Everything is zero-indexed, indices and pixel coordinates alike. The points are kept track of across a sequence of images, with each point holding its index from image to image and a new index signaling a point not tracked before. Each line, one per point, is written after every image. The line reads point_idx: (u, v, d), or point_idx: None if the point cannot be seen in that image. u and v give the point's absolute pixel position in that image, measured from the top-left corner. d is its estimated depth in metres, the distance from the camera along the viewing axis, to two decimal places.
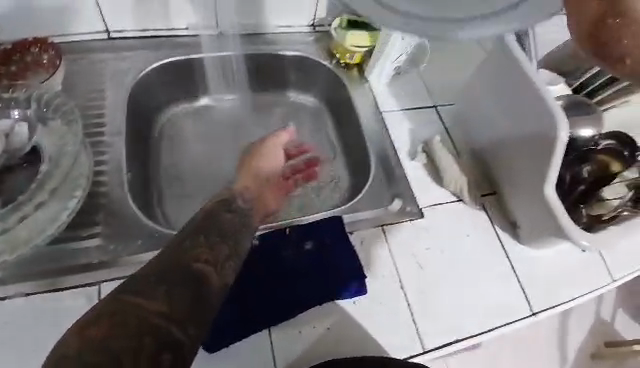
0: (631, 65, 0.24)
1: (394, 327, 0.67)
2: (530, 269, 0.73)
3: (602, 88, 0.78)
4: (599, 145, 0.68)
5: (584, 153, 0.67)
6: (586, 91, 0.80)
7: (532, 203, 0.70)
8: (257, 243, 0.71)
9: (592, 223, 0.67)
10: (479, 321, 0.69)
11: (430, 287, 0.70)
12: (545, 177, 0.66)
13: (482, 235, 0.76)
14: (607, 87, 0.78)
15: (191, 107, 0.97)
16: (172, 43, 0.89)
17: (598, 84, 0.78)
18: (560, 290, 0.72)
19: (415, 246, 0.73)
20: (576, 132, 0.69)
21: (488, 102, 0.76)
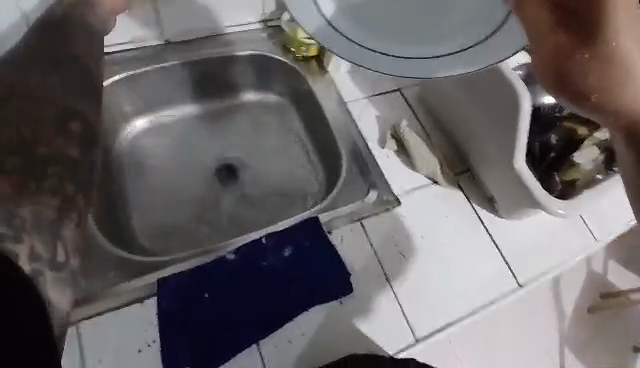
0: (596, 99, 0.31)
1: (388, 320, 0.67)
2: (510, 242, 0.76)
3: None
4: (564, 111, 0.72)
5: (550, 122, 0.72)
6: None
7: (504, 175, 0.73)
8: (233, 258, 0.68)
9: (565, 190, 0.70)
10: (467, 300, 0.71)
11: (420, 274, 0.71)
12: (514, 149, 0.69)
13: (459, 214, 0.77)
14: None
15: (151, 123, 0.92)
16: (117, 58, 0.84)
17: None
18: (541, 258, 0.75)
19: (398, 235, 0.74)
20: (540, 101, 0.72)
21: (452, 82, 0.77)
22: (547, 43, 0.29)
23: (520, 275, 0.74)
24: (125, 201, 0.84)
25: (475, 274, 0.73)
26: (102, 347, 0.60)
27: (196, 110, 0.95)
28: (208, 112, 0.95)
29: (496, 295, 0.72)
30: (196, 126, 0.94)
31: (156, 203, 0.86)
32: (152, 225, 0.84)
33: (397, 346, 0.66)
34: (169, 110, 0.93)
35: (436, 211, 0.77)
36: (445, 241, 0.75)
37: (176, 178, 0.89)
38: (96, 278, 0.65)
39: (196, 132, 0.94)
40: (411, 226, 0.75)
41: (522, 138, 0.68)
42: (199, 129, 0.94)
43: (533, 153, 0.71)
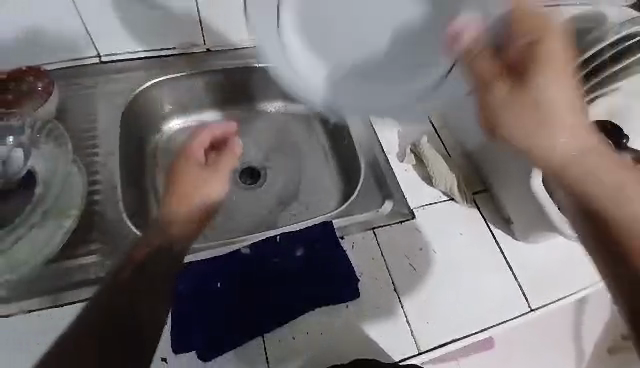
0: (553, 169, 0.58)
1: (393, 330, 0.68)
2: (525, 265, 0.75)
3: None
4: None
5: None
6: None
7: (523, 197, 0.72)
8: (247, 252, 0.71)
9: None
10: (475, 318, 0.70)
11: (429, 288, 0.72)
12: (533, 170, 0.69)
13: (473, 232, 0.78)
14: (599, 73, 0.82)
15: (186, 123, 0.97)
16: (161, 62, 0.90)
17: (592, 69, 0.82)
18: (556, 284, 0.74)
19: (410, 248, 0.75)
20: None
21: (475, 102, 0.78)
22: (491, 86, 0.58)
23: (532, 299, 0.73)
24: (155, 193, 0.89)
25: (485, 293, 0.72)
26: None
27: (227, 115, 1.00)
28: (238, 117, 1.00)
29: (506, 317, 0.71)
30: None
31: None
32: None
33: (400, 356, 0.66)
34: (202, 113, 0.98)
35: (451, 227, 0.77)
36: (457, 258, 0.75)
37: None
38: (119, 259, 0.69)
39: None
40: (424, 240, 0.76)
41: None
42: None
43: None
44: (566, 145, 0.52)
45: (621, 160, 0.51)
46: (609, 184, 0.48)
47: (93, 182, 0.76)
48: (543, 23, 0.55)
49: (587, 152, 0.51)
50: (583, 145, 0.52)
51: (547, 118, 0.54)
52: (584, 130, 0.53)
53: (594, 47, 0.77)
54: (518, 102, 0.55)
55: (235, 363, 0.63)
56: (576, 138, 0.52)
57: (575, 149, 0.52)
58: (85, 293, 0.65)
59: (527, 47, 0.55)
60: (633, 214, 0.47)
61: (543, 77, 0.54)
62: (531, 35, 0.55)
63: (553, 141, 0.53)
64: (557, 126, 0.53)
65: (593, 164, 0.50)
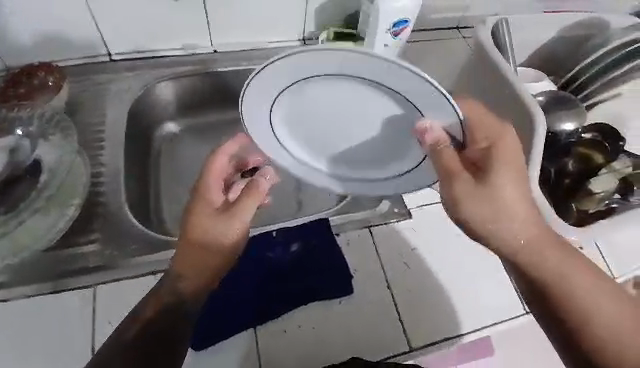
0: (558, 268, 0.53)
1: (386, 326, 0.68)
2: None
3: (593, 79, 0.84)
4: (582, 138, 0.71)
5: (566, 147, 0.71)
6: (574, 86, 0.86)
7: None
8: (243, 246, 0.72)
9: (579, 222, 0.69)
10: (470, 318, 0.70)
11: (426, 287, 0.72)
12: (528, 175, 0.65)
13: (471, 232, 0.78)
14: (599, 77, 0.83)
15: (193, 123, 1.00)
16: (169, 61, 0.94)
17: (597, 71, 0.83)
18: None
19: (405, 247, 0.75)
20: (557, 127, 0.73)
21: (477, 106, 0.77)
22: (451, 173, 0.53)
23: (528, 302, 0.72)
24: (157, 188, 0.91)
25: (482, 295, 0.72)
26: (115, 312, 0.65)
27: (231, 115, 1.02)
28: None
29: (503, 318, 0.70)
30: (230, 129, 1.02)
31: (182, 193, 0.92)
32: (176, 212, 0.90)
33: (393, 352, 0.66)
34: (208, 114, 1.01)
35: (449, 228, 0.77)
36: (454, 258, 0.75)
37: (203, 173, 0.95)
38: (118, 249, 0.71)
39: (229, 133, 1.01)
40: (421, 239, 0.76)
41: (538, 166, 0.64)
42: (231, 132, 1.01)
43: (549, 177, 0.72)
44: (516, 234, 0.52)
45: (564, 253, 0.53)
46: (551, 279, 0.52)
47: (96, 174, 0.78)
48: (491, 124, 0.55)
49: (542, 249, 0.52)
50: (535, 240, 0.52)
51: (504, 217, 0.52)
52: (534, 223, 0.53)
53: (587, 61, 0.84)
54: (482, 195, 0.52)
55: (228, 352, 0.64)
56: (526, 229, 0.52)
57: (523, 241, 0.52)
58: (86, 280, 0.67)
59: (484, 148, 0.55)
60: (592, 306, 0.51)
61: (495, 170, 0.52)
62: (490, 135, 0.55)
63: (511, 241, 0.52)
64: (516, 223, 0.52)
65: (545, 259, 0.52)
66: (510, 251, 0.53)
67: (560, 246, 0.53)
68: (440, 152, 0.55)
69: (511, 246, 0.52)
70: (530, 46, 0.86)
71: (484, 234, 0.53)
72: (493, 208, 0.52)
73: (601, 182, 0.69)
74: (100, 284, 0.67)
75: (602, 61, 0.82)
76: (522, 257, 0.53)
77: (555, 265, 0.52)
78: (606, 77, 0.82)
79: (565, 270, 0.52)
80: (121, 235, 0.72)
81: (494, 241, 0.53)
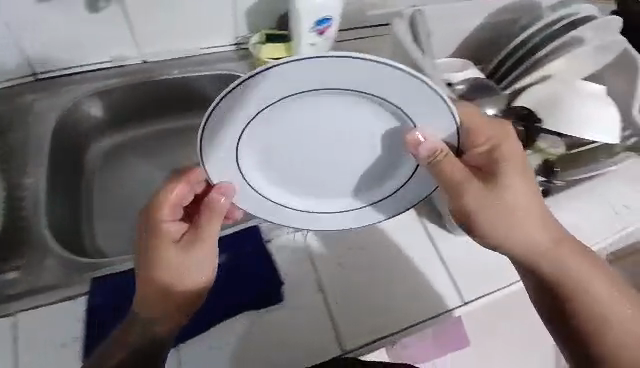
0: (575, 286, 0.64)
1: (321, 329, 0.70)
2: (460, 259, 0.77)
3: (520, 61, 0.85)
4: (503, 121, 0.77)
5: None
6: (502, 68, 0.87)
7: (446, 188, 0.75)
8: None
9: None
10: (404, 316, 0.72)
11: (362, 286, 0.73)
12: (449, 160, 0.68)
13: (404, 226, 0.79)
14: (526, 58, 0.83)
15: (122, 136, 0.99)
16: (98, 75, 0.93)
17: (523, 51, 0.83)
18: (496, 277, 0.75)
19: (340, 249, 0.76)
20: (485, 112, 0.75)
21: None
22: (465, 182, 0.61)
23: (465, 292, 0.75)
24: (90, 207, 0.91)
25: (418, 289, 0.74)
26: (38, 335, 0.66)
27: (165, 125, 1.02)
28: (176, 127, 1.02)
29: (436, 312, 0.72)
30: (163, 139, 1.01)
31: (116, 210, 0.93)
32: (110, 229, 0.90)
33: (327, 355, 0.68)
34: (138, 125, 1.00)
35: (383, 225, 0.78)
36: (389, 255, 0.76)
37: (137, 187, 0.96)
38: (41, 272, 0.72)
39: (162, 144, 1.01)
40: (356, 239, 0.77)
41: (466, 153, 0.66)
42: (164, 142, 1.01)
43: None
44: (542, 240, 0.63)
45: (577, 250, 0.64)
46: (572, 279, 0.63)
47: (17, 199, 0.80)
48: (493, 126, 0.63)
49: (549, 253, 0.63)
50: (555, 243, 0.64)
51: (515, 223, 0.62)
52: (558, 231, 0.64)
53: (515, 42, 0.85)
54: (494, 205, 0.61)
55: None
56: (546, 233, 0.63)
57: (550, 243, 0.64)
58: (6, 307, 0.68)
59: (485, 152, 0.62)
60: (598, 308, 0.62)
61: (505, 173, 0.61)
62: (493, 134, 0.63)
63: (531, 239, 0.63)
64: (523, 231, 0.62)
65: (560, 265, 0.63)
66: (521, 252, 0.64)
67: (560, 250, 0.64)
68: (439, 166, 0.59)
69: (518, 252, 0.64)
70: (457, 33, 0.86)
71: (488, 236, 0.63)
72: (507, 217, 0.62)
73: None
74: (21, 310, 0.68)
75: (527, 42, 0.83)
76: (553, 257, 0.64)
77: (573, 268, 0.63)
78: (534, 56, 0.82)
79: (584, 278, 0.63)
80: (42, 258, 0.74)
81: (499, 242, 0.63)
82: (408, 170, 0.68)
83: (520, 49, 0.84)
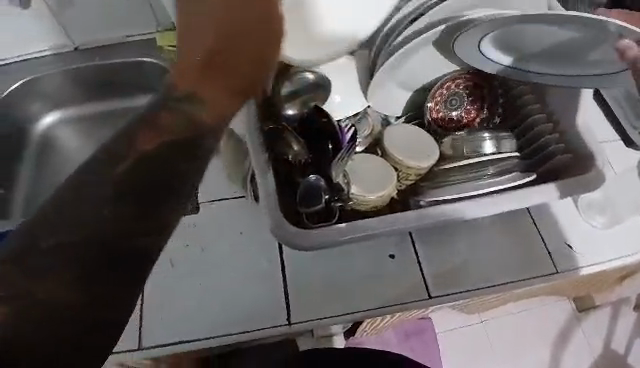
0: None
1: (133, 320, 0.71)
2: (300, 277, 0.74)
3: (400, 32, 0.71)
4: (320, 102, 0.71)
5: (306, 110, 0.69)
6: (380, 44, 0.74)
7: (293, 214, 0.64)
8: None
9: (350, 214, 0.66)
10: (222, 324, 0.70)
11: (201, 287, 0.73)
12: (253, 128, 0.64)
13: (255, 234, 0.77)
14: (403, 30, 0.71)
15: (64, 116, 1.11)
16: (38, 61, 1.03)
17: (398, 29, 0.71)
18: (328, 304, 0.72)
19: (178, 244, 0.76)
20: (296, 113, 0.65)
21: None
22: None
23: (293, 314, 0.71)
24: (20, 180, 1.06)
25: (246, 300, 0.72)
26: None
27: (102, 108, 1.12)
28: (111, 112, 1.12)
29: (253, 327, 0.70)
30: (99, 124, 1.12)
31: (44, 186, 1.07)
32: (30, 202, 1.05)
33: (132, 346, 0.69)
34: (78, 108, 1.11)
35: (231, 227, 0.78)
36: (230, 261, 0.75)
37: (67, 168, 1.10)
38: None
39: (96, 130, 1.12)
40: (210, 238, 0.77)
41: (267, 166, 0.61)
42: (99, 127, 1.12)
43: (291, 167, 0.65)
44: None
45: None
46: None
47: None
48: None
49: (104, 241, 0.39)
50: None
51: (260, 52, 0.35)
52: None
53: (388, 28, 0.73)
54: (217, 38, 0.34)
55: None
56: None
57: None
58: None
59: None
60: None
61: None
62: None
63: None
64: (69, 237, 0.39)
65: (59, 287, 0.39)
66: (246, 76, 0.35)
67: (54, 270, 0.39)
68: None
69: (165, 115, 0.36)
70: None
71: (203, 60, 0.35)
72: (110, 171, 0.38)
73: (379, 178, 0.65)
74: None
75: (404, 23, 0.71)
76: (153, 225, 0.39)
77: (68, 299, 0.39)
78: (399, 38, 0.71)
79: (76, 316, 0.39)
80: None
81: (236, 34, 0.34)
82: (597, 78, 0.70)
83: (400, 31, 0.71)
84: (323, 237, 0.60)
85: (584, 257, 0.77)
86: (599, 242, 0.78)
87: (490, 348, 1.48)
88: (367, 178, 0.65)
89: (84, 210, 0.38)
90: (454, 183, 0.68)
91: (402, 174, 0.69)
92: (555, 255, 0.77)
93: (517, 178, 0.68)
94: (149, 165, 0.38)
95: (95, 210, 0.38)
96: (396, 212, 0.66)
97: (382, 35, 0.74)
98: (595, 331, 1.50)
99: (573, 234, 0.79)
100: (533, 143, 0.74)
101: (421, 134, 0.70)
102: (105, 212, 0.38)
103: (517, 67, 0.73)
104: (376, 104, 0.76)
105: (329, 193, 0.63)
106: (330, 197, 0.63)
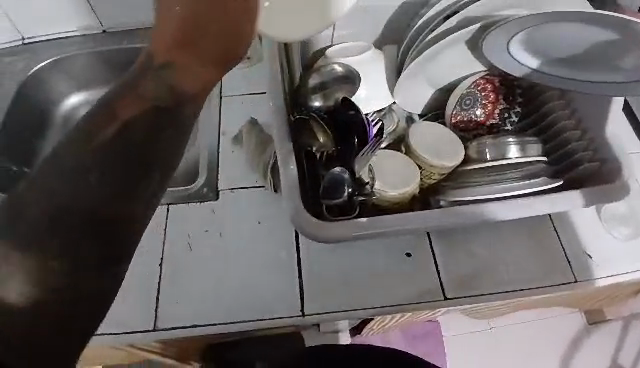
0: None
1: (149, 301, 0.72)
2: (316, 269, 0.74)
3: (433, 28, 0.71)
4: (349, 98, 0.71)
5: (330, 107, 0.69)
6: (411, 40, 0.75)
7: (314, 205, 0.64)
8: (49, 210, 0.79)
9: (371, 209, 0.65)
10: (235, 311, 0.71)
11: (217, 273, 0.73)
12: (277, 118, 0.64)
13: (272, 224, 0.77)
14: (436, 26, 0.71)
15: (89, 97, 1.12)
16: (68, 42, 1.05)
17: (430, 24, 0.72)
18: (342, 299, 0.72)
19: (196, 228, 0.77)
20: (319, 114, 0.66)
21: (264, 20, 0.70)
22: None
23: (306, 306, 0.72)
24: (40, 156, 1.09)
25: (261, 289, 0.72)
26: None
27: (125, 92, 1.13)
28: None
29: (266, 316, 0.71)
30: None
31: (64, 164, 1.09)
32: None
33: (147, 326, 0.70)
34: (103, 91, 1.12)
35: (250, 215, 0.78)
36: (246, 249, 0.75)
37: None
38: None
39: None
40: (228, 225, 0.77)
41: (287, 161, 0.62)
42: None
43: (316, 159, 0.65)
44: None
45: None
46: None
47: None
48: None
49: (87, 207, 0.32)
50: None
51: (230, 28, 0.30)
52: None
53: (420, 24, 0.73)
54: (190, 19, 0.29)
55: None
56: None
57: None
58: None
59: None
60: None
61: None
62: None
63: None
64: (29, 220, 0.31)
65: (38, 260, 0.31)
66: (218, 46, 0.30)
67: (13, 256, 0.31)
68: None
69: (143, 82, 0.31)
70: (367, 11, 0.77)
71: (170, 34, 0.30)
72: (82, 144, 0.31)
73: (402, 178, 0.64)
74: None
75: (437, 20, 0.71)
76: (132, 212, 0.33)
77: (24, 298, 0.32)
78: (432, 34, 0.71)
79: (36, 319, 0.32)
80: None
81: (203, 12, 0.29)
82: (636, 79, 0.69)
83: (432, 27, 0.72)
84: (345, 230, 0.60)
85: (605, 268, 0.75)
86: (620, 253, 0.76)
87: (496, 355, 1.46)
88: (391, 175, 0.65)
89: (50, 188, 0.31)
90: (478, 185, 0.67)
91: (426, 173, 0.68)
92: (576, 265, 0.75)
93: (544, 184, 0.67)
94: (134, 128, 0.31)
95: (63, 188, 0.31)
96: (417, 210, 0.65)
97: (414, 30, 0.74)
98: (605, 344, 1.48)
99: (595, 244, 0.77)
100: (559, 149, 0.73)
101: (446, 134, 0.69)
102: (74, 192, 0.31)
103: (544, 70, 0.73)
104: (403, 101, 0.76)
105: (353, 188, 0.62)
106: (353, 191, 0.63)
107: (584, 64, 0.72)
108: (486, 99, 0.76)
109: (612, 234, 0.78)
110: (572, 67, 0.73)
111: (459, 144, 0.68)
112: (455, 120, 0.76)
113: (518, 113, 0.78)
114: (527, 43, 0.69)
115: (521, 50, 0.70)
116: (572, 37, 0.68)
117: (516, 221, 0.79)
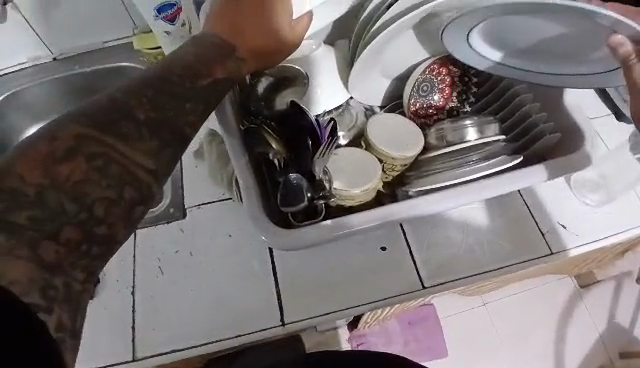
0: None
1: (125, 331, 0.70)
2: (293, 276, 0.73)
3: (379, 18, 0.69)
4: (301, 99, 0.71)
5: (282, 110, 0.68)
6: (359, 33, 0.73)
7: (277, 213, 0.63)
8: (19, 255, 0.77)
9: (337, 210, 0.65)
10: (215, 330, 0.70)
11: (192, 294, 0.72)
12: (226, 128, 0.64)
13: (243, 236, 0.76)
14: (382, 16, 0.69)
15: None
16: (17, 74, 1.01)
17: (376, 15, 0.70)
18: (321, 302, 0.71)
19: (167, 251, 0.75)
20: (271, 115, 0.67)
21: None
22: None
23: (287, 315, 0.71)
24: None
25: (240, 304, 0.71)
26: None
27: None
28: None
29: (247, 329, 0.70)
30: None
31: None
32: None
33: (126, 358, 0.69)
34: None
35: (220, 230, 0.77)
36: (219, 265, 0.74)
37: None
38: None
39: None
40: (198, 244, 0.76)
41: (241, 168, 0.61)
42: None
43: (273, 166, 0.64)
44: None
45: None
46: None
47: None
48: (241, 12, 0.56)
49: (167, 121, 0.43)
50: None
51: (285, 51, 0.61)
52: None
53: (365, 16, 0.71)
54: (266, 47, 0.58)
55: None
56: None
57: None
58: None
59: None
60: None
61: None
62: None
63: None
64: (108, 139, 0.40)
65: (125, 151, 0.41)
66: (272, 57, 0.59)
67: (88, 166, 0.39)
68: (631, 67, 0.58)
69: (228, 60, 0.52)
70: None
71: (247, 46, 0.56)
72: (159, 95, 0.43)
73: (362, 174, 0.64)
74: None
75: (380, 10, 0.70)
76: (160, 179, 0.42)
77: (74, 208, 0.38)
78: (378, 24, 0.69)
79: (61, 255, 0.37)
80: None
81: (264, 46, 0.57)
82: (598, 69, 0.69)
83: (378, 18, 0.69)
84: (309, 236, 0.59)
85: (578, 237, 0.76)
86: (592, 221, 0.77)
87: (493, 331, 1.47)
88: (350, 174, 0.64)
89: (125, 114, 0.41)
90: (439, 172, 0.66)
91: (387, 166, 0.67)
92: (551, 238, 0.76)
93: (505, 164, 0.66)
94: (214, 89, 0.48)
95: (163, 103, 0.43)
96: (383, 205, 0.64)
97: (360, 23, 0.72)
98: (598, 306, 1.50)
99: (568, 215, 0.77)
100: (518, 125, 0.73)
101: (405, 123, 0.68)
102: (141, 133, 0.42)
103: (507, 62, 0.71)
104: (360, 96, 0.75)
105: (311, 191, 0.62)
106: (312, 194, 0.62)
107: (543, 56, 0.71)
108: (442, 83, 0.76)
109: (583, 201, 0.78)
110: (532, 61, 0.72)
111: (418, 132, 0.68)
112: (415, 109, 0.75)
113: (475, 94, 0.78)
114: (487, 34, 0.68)
115: (482, 42, 0.69)
116: (534, 27, 0.68)
117: (487, 202, 0.78)
